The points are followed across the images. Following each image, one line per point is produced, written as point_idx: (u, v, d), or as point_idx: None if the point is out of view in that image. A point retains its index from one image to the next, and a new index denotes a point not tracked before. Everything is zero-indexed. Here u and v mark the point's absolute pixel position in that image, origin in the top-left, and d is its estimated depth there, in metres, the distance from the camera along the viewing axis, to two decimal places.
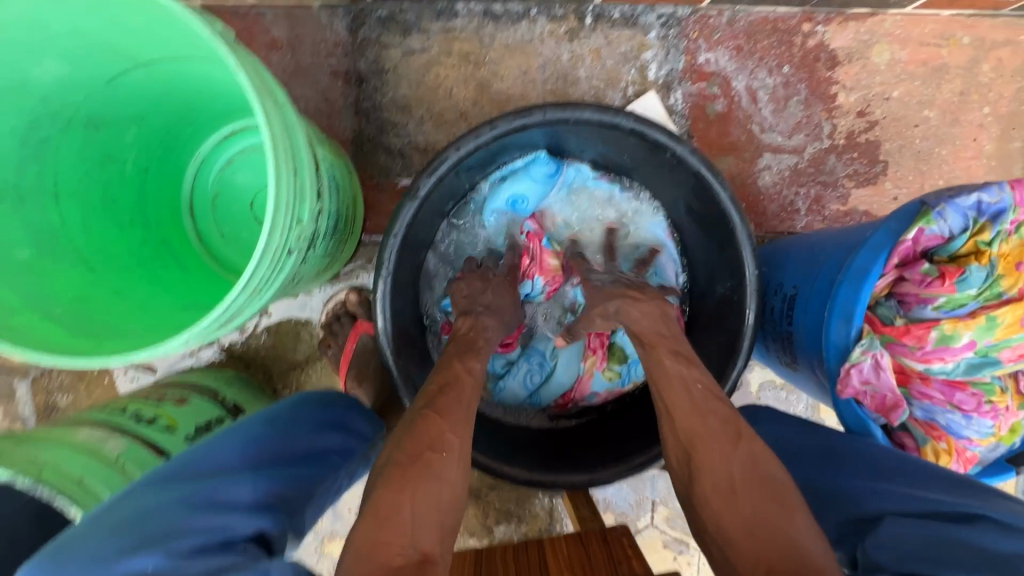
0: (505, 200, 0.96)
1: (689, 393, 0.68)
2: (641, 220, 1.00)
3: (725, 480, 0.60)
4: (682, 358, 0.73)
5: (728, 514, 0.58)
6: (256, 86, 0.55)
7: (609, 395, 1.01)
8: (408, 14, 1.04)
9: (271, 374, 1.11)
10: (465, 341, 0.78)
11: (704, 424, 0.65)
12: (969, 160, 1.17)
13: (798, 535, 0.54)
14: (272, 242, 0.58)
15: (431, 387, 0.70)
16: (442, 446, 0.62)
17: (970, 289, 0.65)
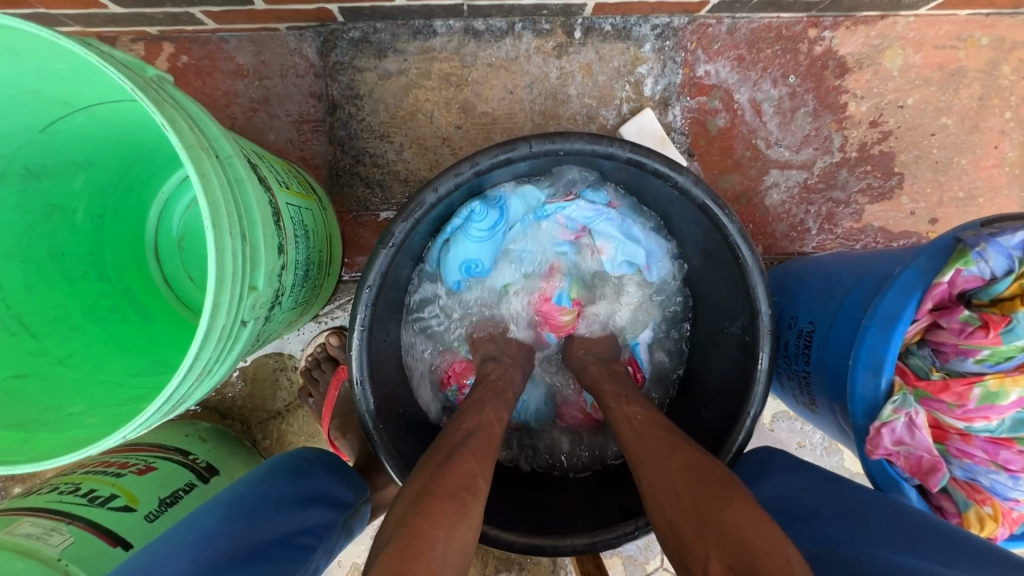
0: (457, 268, 0.87)
1: (633, 421, 0.72)
2: (618, 242, 0.88)
3: (669, 487, 0.61)
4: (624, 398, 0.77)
5: (680, 520, 0.57)
6: (190, 142, 0.48)
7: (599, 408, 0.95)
8: (382, 34, 0.96)
9: (249, 424, 1.04)
10: (491, 390, 0.78)
11: (647, 443, 0.67)
12: (990, 169, 1.09)
13: (742, 523, 0.53)
14: (217, 319, 0.50)
15: (459, 429, 0.69)
16: (474, 488, 0.61)
17: (1017, 340, 0.57)
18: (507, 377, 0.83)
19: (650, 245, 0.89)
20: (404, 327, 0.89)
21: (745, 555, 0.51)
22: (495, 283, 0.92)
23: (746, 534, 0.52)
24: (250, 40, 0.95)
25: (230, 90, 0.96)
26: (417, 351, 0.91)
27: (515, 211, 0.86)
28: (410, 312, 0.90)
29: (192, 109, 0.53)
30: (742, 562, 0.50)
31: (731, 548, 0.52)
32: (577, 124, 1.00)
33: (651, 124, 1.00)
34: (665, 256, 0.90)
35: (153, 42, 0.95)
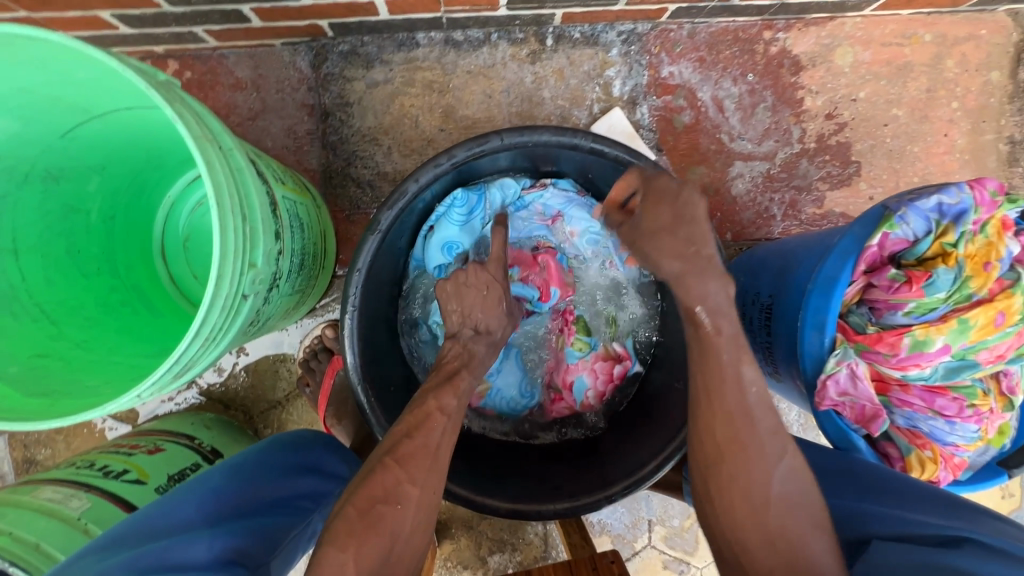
0: (439, 251, 0.94)
1: (744, 399, 0.62)
2: (590, 225, 0.95)
3: (762, 495, 0.60)
4: (741, 347, 0.64)
5: (756, 528, 0.59)
6: (197, 135, 0.55)
7: (590, 401, 0.98)
8: (369, 47, 1.04)
9: (252, 414, 1.10)
10: (445, 373, 0.77)
11: (748, 435, 0.61)
12: (942, 155, 1.17)
13: (823, 562, 0.56)
14: (221, 290, 0.57)
15: (398, 429, 0.69)
16: (397, 498, 0.63)
17: (939, 292, 0.63)
18: (466, 356, 0.79)
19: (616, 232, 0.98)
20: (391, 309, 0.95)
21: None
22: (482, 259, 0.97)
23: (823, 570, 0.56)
24: (248, 55, 1.04)
25: (230, 101, 1.04)
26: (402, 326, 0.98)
27: (494, 199, 0.94)
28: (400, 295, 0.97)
29: (199, 108, 0.60)
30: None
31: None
32: (551, 124, 1.08)
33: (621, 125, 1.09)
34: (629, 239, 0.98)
35: (159, 60, 1.03)
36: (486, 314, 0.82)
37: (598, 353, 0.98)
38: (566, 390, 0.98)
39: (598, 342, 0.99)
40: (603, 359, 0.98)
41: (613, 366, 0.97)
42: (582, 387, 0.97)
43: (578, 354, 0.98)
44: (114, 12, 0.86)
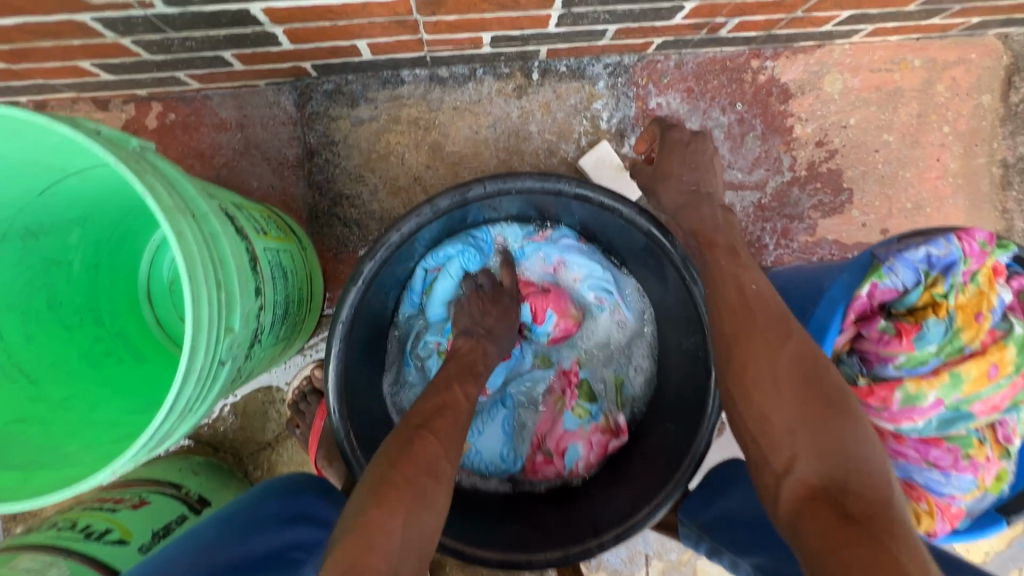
0: (443, 287, 0.95)
1: (745, 296, 0.70)
2: (591, 272, 0.95)
3: (770, 379, 0.63)
4: (734, 258, 0.75)
5: (773, 412, 0.61)
6: (169, 206, 0.54)
7: (580, 470, 0.93)
8: (354, 85, 1.04)
9: (241, 456, 1.08)
10: (464, 364, 0.84)
11: (754, 329, 0.66)
12: (934, 180, 1.16)
13: (847, 440, 0.57)
14: (196, 362, 0.56)
15: (427, 409, 0.76)
16: (437, 473, 0.68)
17: (929, 345, 0.62)
18: (480, 351, 0.86)
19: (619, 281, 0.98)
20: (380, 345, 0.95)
21: (838, 465, 0.56)
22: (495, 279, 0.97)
23: (846, 446, 0.57)
24: (232, 96, 1.03)
25: (214, 142, 1.03)
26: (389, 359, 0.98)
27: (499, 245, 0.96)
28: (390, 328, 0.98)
29: (171, 174, 0.60)
30: (834, 471, 0.56)
31: (827, 455, 0.57)
32: (539, 158, 1.07)
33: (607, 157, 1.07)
34: (632, 286, 0.98)
35: (143, 102, 1.02)
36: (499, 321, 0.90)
37: (598, 423, 0.94)
38: (557, 454, 0.93)
39: (599, 412, 0.95)
40: (601, 428, 0.94)
41: (610, 438, 0.93)
42: (575, 455, 0.93)
43: (575, 418, 0.94)
44: (94, 62, 0.85)
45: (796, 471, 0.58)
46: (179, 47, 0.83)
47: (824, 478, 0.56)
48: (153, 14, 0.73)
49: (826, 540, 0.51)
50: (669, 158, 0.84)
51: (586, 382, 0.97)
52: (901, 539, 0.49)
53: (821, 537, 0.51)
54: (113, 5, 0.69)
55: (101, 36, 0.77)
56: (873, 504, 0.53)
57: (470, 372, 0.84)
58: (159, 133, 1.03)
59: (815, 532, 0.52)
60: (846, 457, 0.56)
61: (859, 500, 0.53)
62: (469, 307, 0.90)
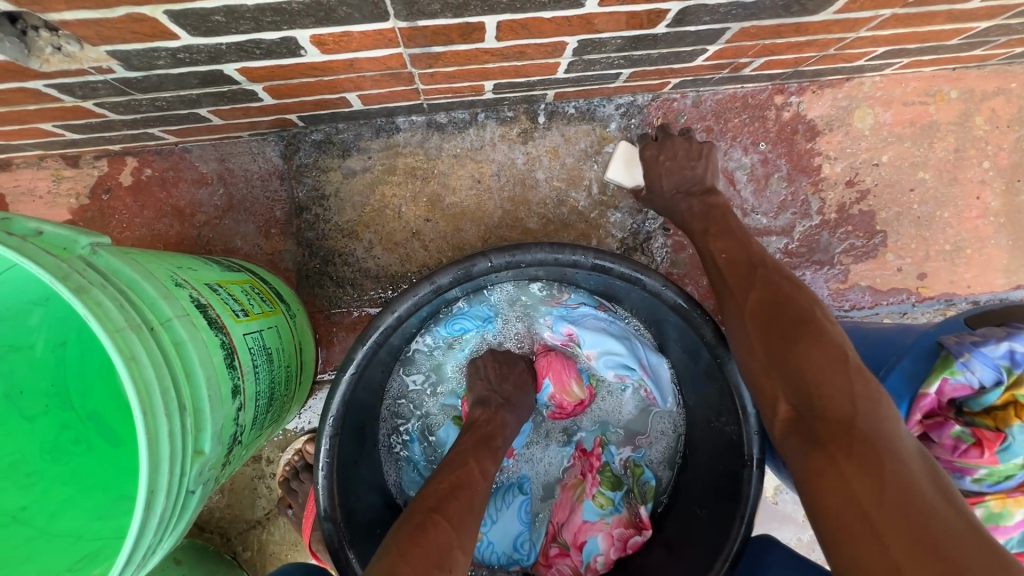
0: (457, 357, 0.89)
1: (717, 265, 0.75)
2: (611, 345, 0.86)
3: (741, 331, 0.67)
4: (713, 236, 0.79)
5: (750, 361, 0.65)
6: (118, 326, 0.46)
7: (599, 567, 0.83)
8: (344, 134, 0.95)
9: (230, 535, 0.99)
10: (479, 437, 0.75)
11: (724, 290, 0.71)
12: (974, 220, 1.07)
13: (807, 365, 0.58)
14: (156, 507, 0.47)
15: (440, 487, 0.66)
16: (450, 565, 0.57)
17: (1016, 458, 0.53)
18: (499, 422, 0.78)
19: (640, 349, 0.87)
20: (383, 423, 0.88)
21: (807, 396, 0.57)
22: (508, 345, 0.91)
23: (807, 373, 0.57)
24: (213, 148, 0.95)
25: (194, 199, 0.95)
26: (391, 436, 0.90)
27: (512, 309, 0.90)
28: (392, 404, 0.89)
29: (122, 279, 0.51)
30: (804, 401, 0.57)
31: (796, 388, 0.59)
32: (547, 208, 0.99)
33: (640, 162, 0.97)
34: (657, 361, 0.88)
35: (116, 158, 0.94)
36: (515, 390, 0.83)
37: (622, 517, 0.85)
38: (574, 548, 0.84)
39: (622, 503, 0.86)
40: (624, 521, 0.84)
41: (636, 535, 0.84)
42: (594, 549, 0.83)
43: (595, 508, 0.86)
44: (56, 123, 0.77)
45: (783, 411, 0.60)
46: (148, 107, 0.75)
47: (799, 409, 0.58)
48: (114, 78, 0.65)
49: (801, 471, 0.54)
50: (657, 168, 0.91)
51: (608, 467, 0.89)
52: (856, 454, 0.50)
53: (800, 471, 0.54)
54: (66, 72, 0.61)
55: (59, 100, 0.69)
56: (837, 424, 0.53)
57: (489, 444, 0.74)
58: (134, 191, 0.95)
59: (795, 466, 0.55)
60: (810, 385, 0.57)
61: (824, 426, 0.54)
62: (485, 370, 0.84)
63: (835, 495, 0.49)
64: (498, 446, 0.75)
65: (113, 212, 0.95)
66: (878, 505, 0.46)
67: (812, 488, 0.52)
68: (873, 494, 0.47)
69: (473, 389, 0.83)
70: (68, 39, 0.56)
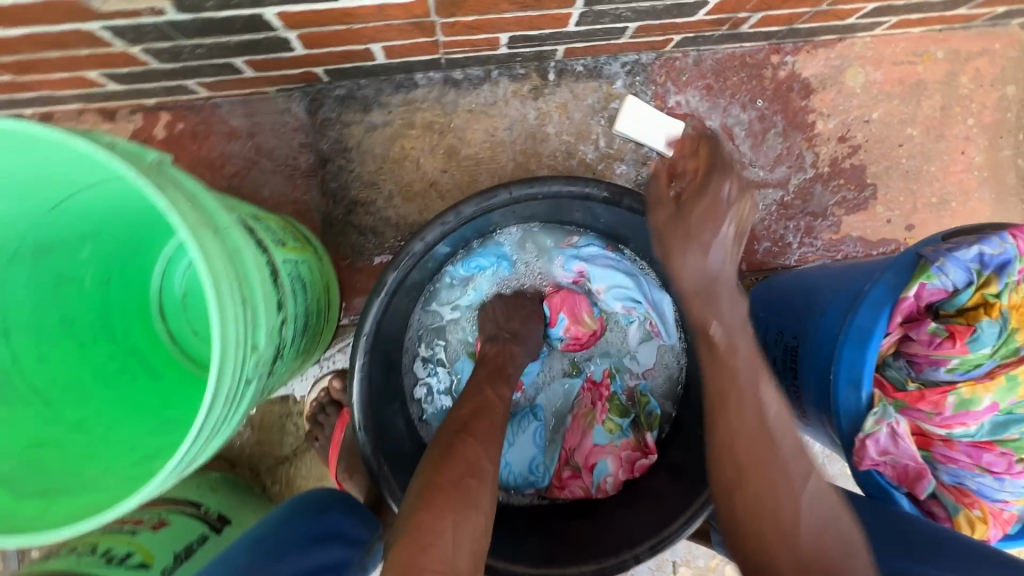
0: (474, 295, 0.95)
1: (761, 417, 0.65)
2: (620, 281, 0.94)
3: (787, 517, 0.61)
4: (750, 363, 0.67)
5: (780, 543, 0.60)
6: (192, 221, 0.52)
7: (609, 487, 0.89)
8: (366, 90, 1.01)
9: (259, 470, 1.06)
10: (493, 367, 0.83)
11: (771, 462, 0.63)
12: (959, 174, 1.13)
13: None
14: (224, 383, 0.53)
15: (463, 412, 0.73)
16: (479, 472, 0.64)
17: (984, 347, 0.60)
18: (508, 354, 0.85)
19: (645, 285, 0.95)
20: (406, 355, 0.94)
21: None
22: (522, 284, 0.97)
23: None
24: (242, 103, 1.01)
25: (225, 151, 1.01)
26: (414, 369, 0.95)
27: (527, 253, 0.96)
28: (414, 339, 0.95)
29: (192, 187, 0.58)
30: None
31: None
32: (557, 160, 1.05)
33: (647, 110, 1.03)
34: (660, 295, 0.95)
35: (150, 112, 1.00)
36: (523, 325, 0.90)
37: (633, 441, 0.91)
38: (586, 470, 0.91)
39: (629, 428, 0.93)
40: (631, 444, 0.91)
41: (643, 458, 0.90)
42: (603, 470, 0.89)
43: (603, 433, 0.92)
44: (102, 71, 0.83)
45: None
46: (190, 55, 0.80)
47: None
48: (164, 22, 0.71)
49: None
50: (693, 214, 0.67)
51: (616, 396, 0.95)
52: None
53: None
54: (123, 13, 0.67)
55: (110, 45, 0.75)
56: None
57: (500, 373, 0.82)
58: (167, 144, 1.01)
59: None
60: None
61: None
62: (492, 313, 0.91)
63: None
64: (508, 372, 0.82)
65: None
66: None
67: None
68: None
69: (483, 330, 0.91)
70: None
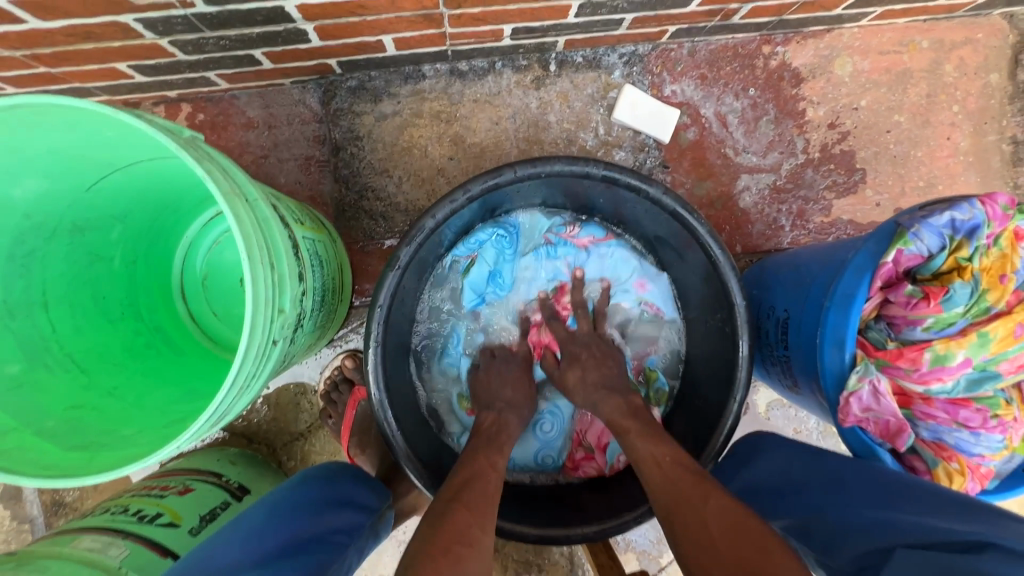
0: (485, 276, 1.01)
1: (663, 467, 0.72)
2: (616, 272, 1.02)
3: (704, 531, 0.62)
4: (649, 437, 0.77)
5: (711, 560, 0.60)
6: (226, 192, 0.57)
7: (621, 465, 0.96)
8: (376, 82, 1.06)
9: (275, 447, 1.10)
10: (487, 436, 0.85)
11: (673, 495, 0.67)
12: (946, 158, 1.18)
13: None
14: (254, 340, 0.58)
15: (455, 482, 0.75)
16: (469, 540, 0.65)
17: (957, 307, 0.65)
18: (503, 424, 0.88)
19: (641, 265, 1.01)
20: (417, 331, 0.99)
21: None
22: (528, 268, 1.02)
23: None
24: (259, 95, 1.06)
25: (242, 141, 1.06)
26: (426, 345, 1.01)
27: (528, 232, 1.01)
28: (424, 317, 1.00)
29: (224, 162, 0.63)
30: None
31: None
32: (558, 147, 1.10)
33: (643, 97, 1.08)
34: (657, 275, 1.00)
35: (172, 104, 1.05)
36: (516, 391, 0.93)
37: None
38: (598, 451, 0.97)
39: None
40: None
41: None
42: (615, 449, 0.97)
43: None
44: (130, 63, 0.89)
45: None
46: (213, 47, 0.86)
47: None
48: (193, 13, 0.76)
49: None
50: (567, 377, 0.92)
51: None
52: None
53: None
54: (156, 5, 0.72)
55: (141, 37, 0.80)
56: None
57: (494, 443, 0.84)
58: None
59: None
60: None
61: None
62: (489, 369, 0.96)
63: None
64: (503, 441, 0.84)
65: None
66: None
67: None
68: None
69: (477, 399, 0.94)
70: None
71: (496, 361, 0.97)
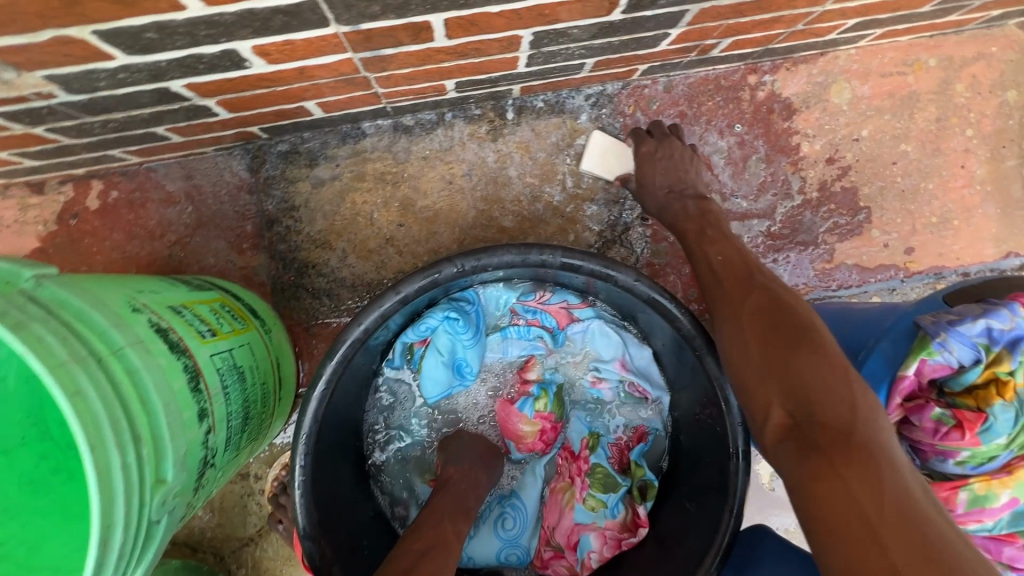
0: (446, 366, 0.85)
1: (709, 267, 0.75)
2: (596, 348, 0.88)
3: (739, 333, 0.64)
4: (706, 238, 0.80)
5: (739, 359, 0.63)
6: (60, 361, 0.45)
7: (594, 564, 0.82)
8: (311, 144, 0.94)
9: (223, 555, 0.99)
10: (454, 497, 0.74)
11: (719, 297, 0.70)
12: (960, 190, 1.04)
13: (811, 378, 0.56)
14: (114, 541, 0.46)
15: (409, 552, 0.62)
16: None
17: (998, 438, 0.54)
18: (473, 480, 0.78)
19: (621, 340, 0.87)
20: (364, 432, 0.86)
21: (806, 401, 0.55)
22: (495, 349, 0.89)
23: (814, 383, 0.55)
24: (180, 165, 0.93)
25: (163, 219, 0.94)
26: (377, 444, 0.88)
27: (489, 307, 0.87)
28: (373, 414, 0.87)
29: (74, 308, 0.50)
30: (804, 409, 0.55)
31: (795, 397, 0.56)
32: (522, 205, 0.97)
33: (615, 142, 0.95)
34: (639, 347, 0.87)
35: (81, 182, 0.93)
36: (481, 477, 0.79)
37: (622, 518, 0.83)
38: (569, 548, 0.83)
39: (615, 505, 0.83)
40: (615, 524, 0.83)
41: (634, 532, 0.82)
42: (587, 547, 0.82)
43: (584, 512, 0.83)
44: (12, 151, 0.76)
45: (776, 417, 0.57)
46: (102, 129, 0.73)
47: (796, 416, 0.55)
48: (59, 103, 0.63)
49: (798, 481, 0.51)
50: (649, 172, 0.90)
51: (598, 468, 0.86)
52: (855, 460, 0.48)
53: (791, 476, 0.52)
54: (8, 100, 0.60)
55: (8, 128, 0.68)
56: (837, 432, 0.51)
57: (462, 508, 0.72)
58: (101, 214, 0.93)
59: (786, 472, 0.53)
60: (810, 391, 0.55)
61: (822, 434, 0.52)
62: (457, 436, 0.85)
63: (833, 495, 0.48)
64: (470, 507, 0.74)
65: (82, 237, 0.93)
66: (876, 506, 0.45)
67: (804, 496, 0.50)
68: (876, 500, 0.46)
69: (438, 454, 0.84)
70: (3, 68, 0.55)
71: (463, 438, 0.84)
